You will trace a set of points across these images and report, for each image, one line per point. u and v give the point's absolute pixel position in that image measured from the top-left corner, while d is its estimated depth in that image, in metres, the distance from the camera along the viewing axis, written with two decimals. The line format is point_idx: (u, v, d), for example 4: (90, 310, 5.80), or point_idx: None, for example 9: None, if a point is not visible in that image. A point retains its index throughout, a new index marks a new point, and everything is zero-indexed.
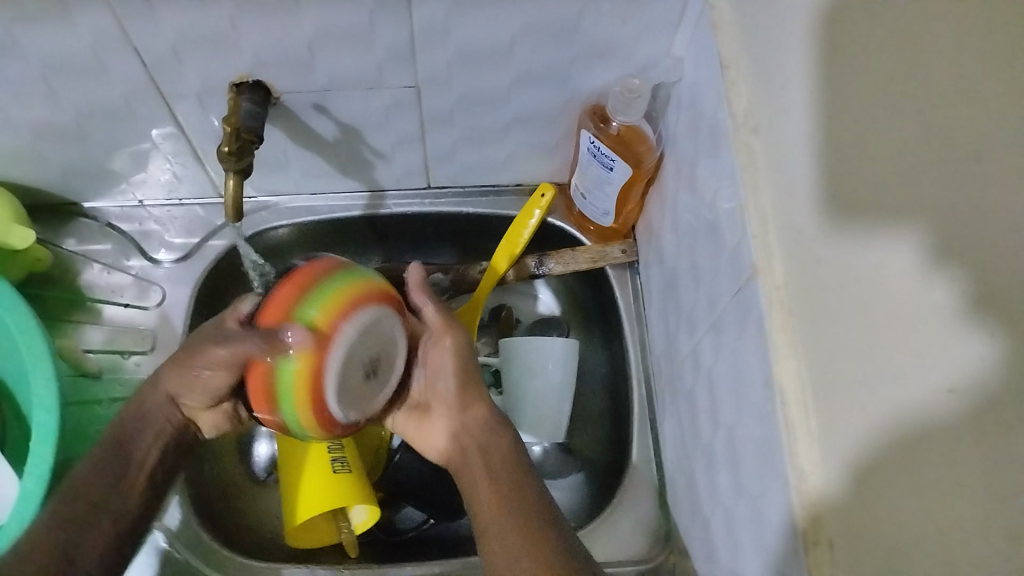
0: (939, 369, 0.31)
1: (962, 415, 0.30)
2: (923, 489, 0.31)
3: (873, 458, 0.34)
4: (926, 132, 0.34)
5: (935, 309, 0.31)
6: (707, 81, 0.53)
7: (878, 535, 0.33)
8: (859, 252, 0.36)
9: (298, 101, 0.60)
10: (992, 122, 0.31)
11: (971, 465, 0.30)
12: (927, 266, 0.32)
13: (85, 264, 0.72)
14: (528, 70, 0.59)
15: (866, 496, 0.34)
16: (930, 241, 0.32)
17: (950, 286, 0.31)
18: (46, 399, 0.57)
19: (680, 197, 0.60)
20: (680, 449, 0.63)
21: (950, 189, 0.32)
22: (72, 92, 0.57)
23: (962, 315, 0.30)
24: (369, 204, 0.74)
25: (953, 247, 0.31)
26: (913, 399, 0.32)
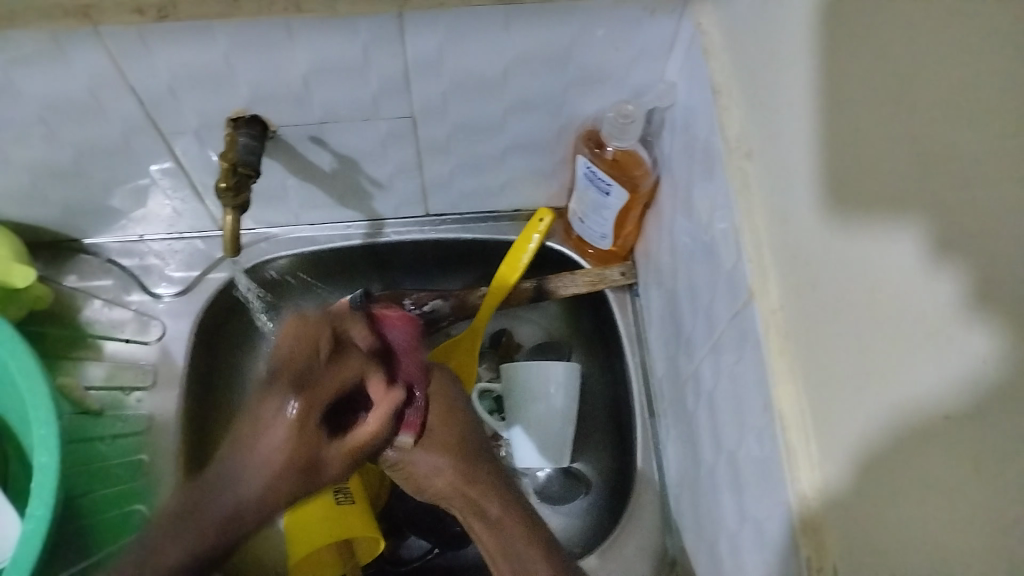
0: (942, 373, 0.30)
1: (968, 415, 0.29)
2: (926, 500, 0.31)
3: (885, 464, 0.33)
4: (907, 149, 0.33)
5: (938, 307, 0.31)
6: (700, 106, 0.53)
7: (887, 548, 0.33)
8: (863, 257, 0.36)
9: (295, 134, 0.60)
10: (964, 130, 0.31)
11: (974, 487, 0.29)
12: (931, 264, 0.31)
13: (86, 300, 0.73)
14: (522, 98, 0.59)
15: (875, 511, 0.34)
16: (929, 242, 0.32)
17: (953, 283, 0.30)
18: (47, 439, 0.57)
19: (676, 219, 0.60)
20: (684, 472, 0.63)
21: (945, 185, 0.31)
22: (71, 132, 0.57)
23: (965, 312, 0.30)
24: (369, 233, 0.74)
25: (951, 245, 0.31)
26: (918, 403, 0.32)
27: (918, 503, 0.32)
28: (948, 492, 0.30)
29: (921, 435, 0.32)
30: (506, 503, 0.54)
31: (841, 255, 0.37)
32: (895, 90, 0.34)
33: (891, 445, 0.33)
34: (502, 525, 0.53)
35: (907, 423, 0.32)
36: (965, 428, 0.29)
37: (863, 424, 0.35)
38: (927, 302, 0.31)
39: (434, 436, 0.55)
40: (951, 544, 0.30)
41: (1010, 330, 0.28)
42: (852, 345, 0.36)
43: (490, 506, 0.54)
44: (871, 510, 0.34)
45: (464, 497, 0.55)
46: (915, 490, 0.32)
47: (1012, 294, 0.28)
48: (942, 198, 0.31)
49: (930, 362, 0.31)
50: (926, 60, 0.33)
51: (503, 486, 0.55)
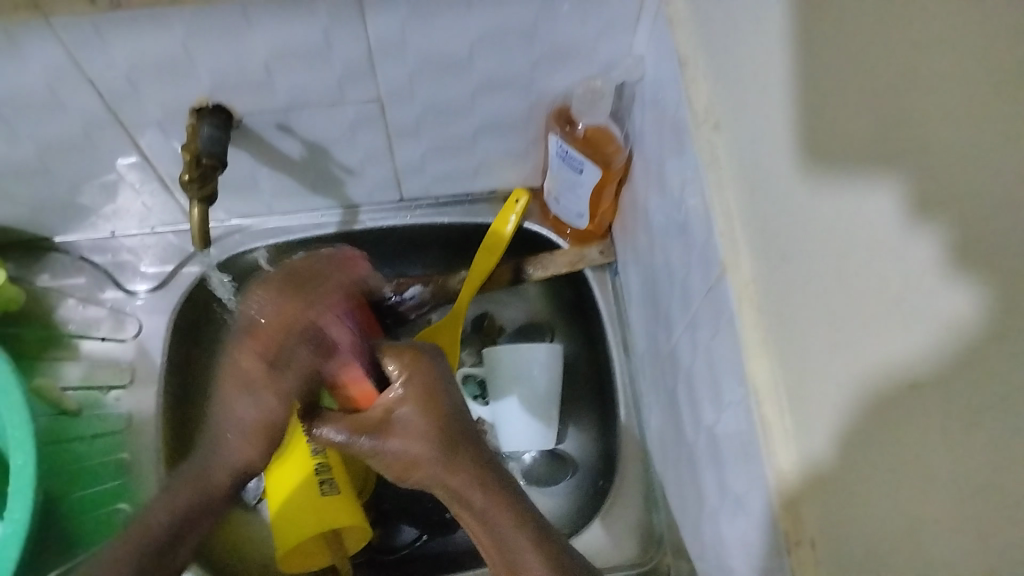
0: (921, 329, 0.31)
1: (946, 370, 0.30)
2: (898, 467, 0.32)
3: (854, 442, 0.33)
4: (880, 117, 0.33)
5: (917, 266, 0.31)
6: (667, 78, 0.52)
7: (862, 528, 0.33)
8: (823, 229, 0.36)
9: (261, 122, 0.59)
10: (948, 86, 0.31)
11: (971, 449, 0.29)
12: (904, 228, 0.32)
13: (61, 298, 0.72)
14: (489, 76, 0.58)
15: (846, 492, 0.34)
16: (901, 203, 0.32)
17: (931, 242, 0.30)
18: (23, 441, 0.57)
19: (649, 195, 0.59)
20: (667, 450, 0.63)
21: (923, 143, 0.31)
22: (32, 128, 0.56)
23: (943, 271, 0.30)
24: (344, 221, 0.73)
25: (929, 204, 0.31)
26: (887, 363, 0.32)
27: (895, 472, 0.32)
28: (926, 460, 0.31)
29: (895, 400, 0.32)
30: (493, 491, 0.49)
31: (809, 222, 0.37)
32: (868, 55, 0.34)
33: (863, 415, 0.33)
34: (493, 515, 0.48)
35: (879, 388, 0.32)
36: (949, 390, 0.30)
37: (833, 395, 0.34)
38: (912, 267, 0.31)
39: (420, 425, 0.50)
40: (928, 508, 0.30)
41: (989, 287, 0.28)
42: (823, 314, 0.35)
43: (474, 496, 0.49)
44: (844, 483, 0.34)
45: (448, 487, 0.49)
46: (891, 458, 0.32)
47: (992, 254, 0.28)
48: (919, 163, 0.31)
49: (901, 329, 0.32)
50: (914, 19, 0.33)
51: (489, 471, 0.50)
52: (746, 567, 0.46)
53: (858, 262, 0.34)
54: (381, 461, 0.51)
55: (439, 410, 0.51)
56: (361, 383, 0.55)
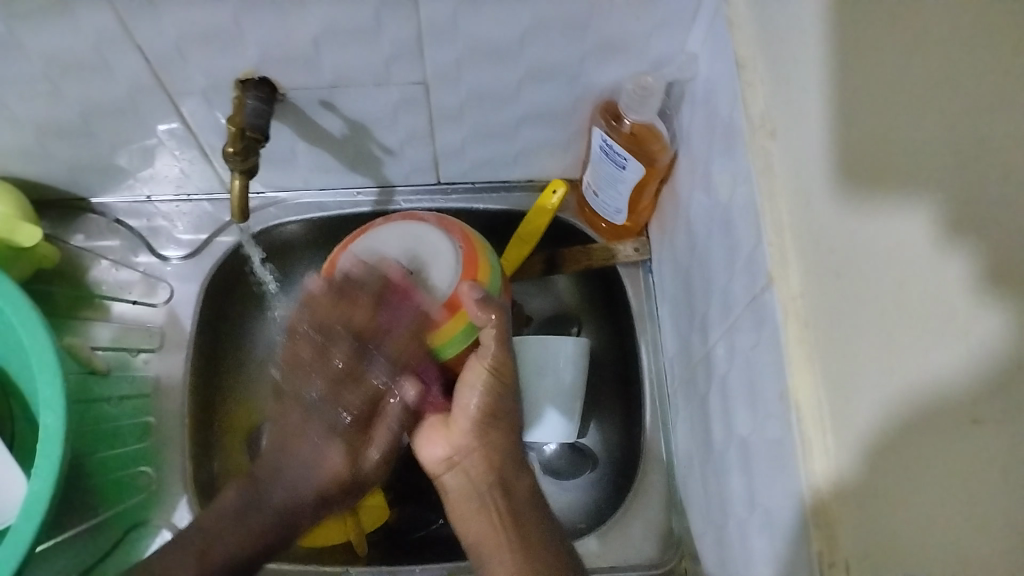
0: (956, 346, 0.31)
1: (975, 388, 0.31)
2: (932, 489, 0.32)
3: (888, 461, 0.34)
4: (951, 137, 0.33)
5: (953, 282, 0.32)
6: (723, 79, 0.51)
7: (891, 553, 0.33)
8: (867, 243, 0.36)
9: (305, 98, 0.59)
10: (993, 113, 0.32)
11: (984, 475, 0.30)
12: (942, 242, 0.32)
13: (93, 260, 0.72)
14: (538, 65, 0.57)
15: (879, 515, 0.34)
16: (944, 218, 0.32)
17: (966, 260, 0.31)
18: (51, 401, 0.57)
19: (693, 196, 0.58)
20: (693, 454, 0.62)
21: (961, 163, 0.33)
22: (77, 89, 0.56)
23: (977, 287, 0.31)
24: (380, 200, 0.73)
25: (968, 222, 0.32)
26: (922, 380, 0.32)
27: (934, 498, 0.32)
28: (961, 482, 0.31)
29: (938, 423, 0.32)
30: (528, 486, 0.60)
31: (864, 234, 0.36)
32: (948, 80, 0.34)
33: (906, 433, 0.33)
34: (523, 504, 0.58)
35: (925, 406, 0.32)
36: (986, 410, 0.30)
37: (877, 410, 0.34)
38: (955, 300, 0.32)
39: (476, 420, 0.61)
40: (962, 533, 0.31)
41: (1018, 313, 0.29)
42: (871, 327, 0.35)
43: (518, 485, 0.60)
44: (885, 501, 0.34)
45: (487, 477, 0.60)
46: (930, 482, 0.32)
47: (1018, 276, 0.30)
48: (957, 185, 0.32)
49: (939, 344, 0.32)
50: (970, 39, 0.34)
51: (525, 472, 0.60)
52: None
53: (916, 288, 0.33)
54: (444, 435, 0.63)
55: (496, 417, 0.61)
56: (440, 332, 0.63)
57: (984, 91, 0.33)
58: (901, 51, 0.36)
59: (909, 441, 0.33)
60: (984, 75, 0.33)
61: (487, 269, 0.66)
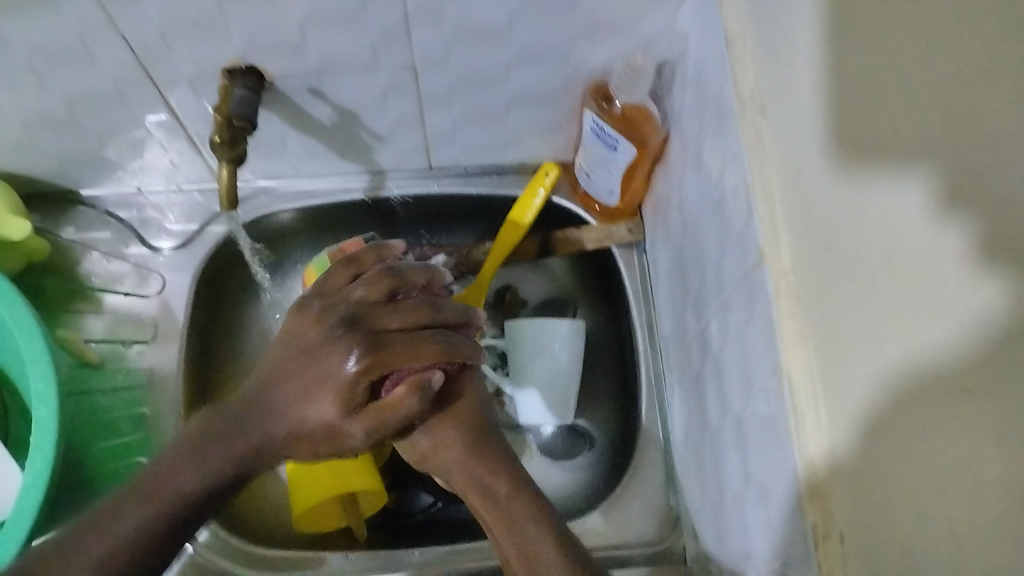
0: (949, 320, 0.31)
1: (971, 359, 0.31)
2: (925, 464, 0.32)
3: (880, 430, 0.34)
4: (939, 109, 0.33)
5: (943, 254, 0.32)
6: (713, 57, 0.51)
7: (884, 531, 0.33)
8: (860, 213, 0.36)
9: (293, 84, 0.58)
10: (981, 83, 0.32)
11: (978, 448, 0.30)
12: (936, 213, 0.32)
13: (85, 252, 0.72)
14: (527, 47, 0.57)
15: (869, 489, 0.34)
16: (938, 188, 0.32)
17: (960, 232, 0.31)
18: (45, 395, 0.57)
19: (686, 175, 0.58)
20: (689, 431, 0.62)
21: (953, 135, 0.32)
22: (62, 80, 0.56)
23: (972, 260, 0.31)
24: (371, 185, 0.73)
25: (959, 194, 0.32)
26: (915, 352, 0.32)
27: (927, 473, 0.32)
28: (955, 461, 0.31)
29: (929, 398, 0.32)
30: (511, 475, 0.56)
31: (854, 212, 0.36)
32: (932, 55, 0.34)
33: (901, 408, 0.33)
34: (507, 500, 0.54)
35: (917, 382, 0.32)
36: (983, 382, 0.30)
37: (872, 386, 0.34)
38: (949, 274, 0.32)
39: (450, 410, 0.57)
40: (951, 507, 0.31)
41: (1015, 285, 0.29)
42: (863, 305, 0.35)
43: (497, 485, 0.55)
44: (879, 475, 0.34)
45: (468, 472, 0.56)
46: (924, 455, 0.32)
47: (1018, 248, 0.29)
48: (946, 156, 0.32)
49: (933, 317, 0.32)
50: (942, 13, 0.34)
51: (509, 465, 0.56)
52: (770, 556, 0.45)
53: (910, 266, 0.33)
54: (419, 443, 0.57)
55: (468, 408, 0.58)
56: None
57: (972, 59, 0.32)
58: (891, 19, 0.36)
59: (900, 413, 0.33)
60: (971, 43, 0.32)
61: None
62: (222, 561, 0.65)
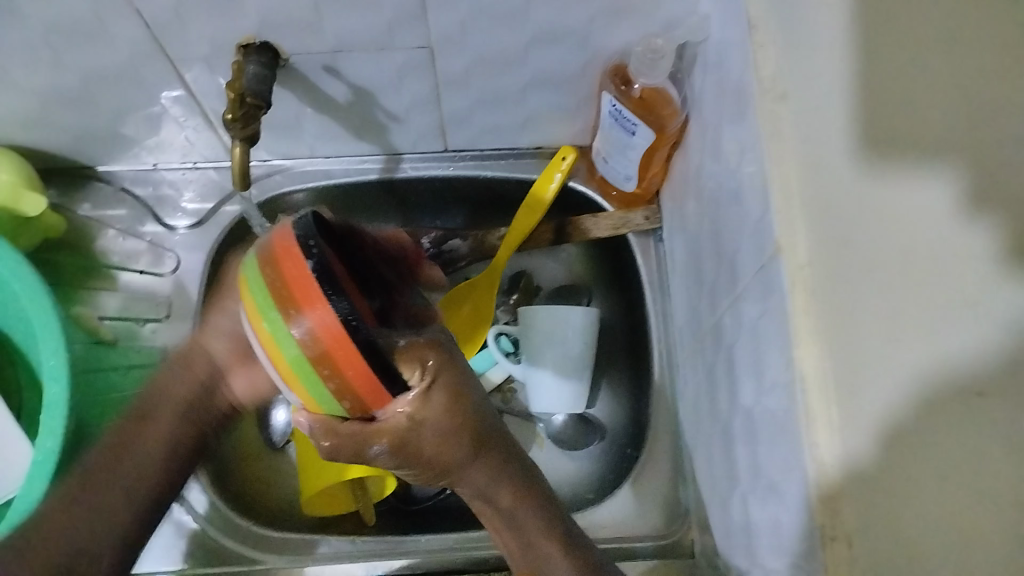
0: (986, 321, 0.32)
1: (1001, 358, 0.31)
2: (942, 467, 0.32)
3: (897, 430, 0.33)
4: (958, 114, 0.34)
5: (976, 253, 0.32)
6: (733, 42, 0.50)
7: (894, 537, 0.33)
8: (883, 193, 0.35)
9: (307, 63, 0.58)
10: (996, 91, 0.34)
11: (993, 449, 0.31)
12: (964, 213, 0.33)
13: (101, 230, 0.72)
14: (545, 29, 0.56)
15: (880, 495, 0.33)
16: (967, 183, 0.33)
17: (990, 235, 0.32)
18: (57, 371, 0.58)
19: (704, 164, 0.57)
20: (701, 420, 0.61)
21: (985, 134, 0.33)
22: (78, 56, 0.56)
23: (1004, 266, 0.32)
24: (386, 167, 0.72)
25: (988, 194, 0.32)
26: (939, 351, 0.32)
27: (946, 480, 0.32)
28: (972, 472, 0.31)
29: (947, 400, 0.32)
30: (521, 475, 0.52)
31: (873, 199, 0.35)
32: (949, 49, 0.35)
33: (922, 415, 0.32)
34: (511, 511, 0.51)
35: (939, 388, 0.32)
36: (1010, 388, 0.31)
37: (891, 391, 0.33)
38: (975, 276, 0.32)
39: (446, 435, 0.46)
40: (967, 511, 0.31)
41: None
42: (884, 305, 0.34)
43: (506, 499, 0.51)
44: (891, 482, 0.33)
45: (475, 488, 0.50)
46: (940, 460, 0.32)
47: None
48: (977, 153, 0.33)
49: (962, 317, 0.32)
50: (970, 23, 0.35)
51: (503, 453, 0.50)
52: (777, 551, 0.45)
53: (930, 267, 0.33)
54: (407, 467, 0.48)
55: (467, 415, 0.47)
56: (354, 364, 0.40)
57: (986, 82, 0.34)
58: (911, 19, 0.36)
59: (920, 413, 0.32)
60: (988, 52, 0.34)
61: (252, 304, 0.41)
62: (223, 540, 0.65)
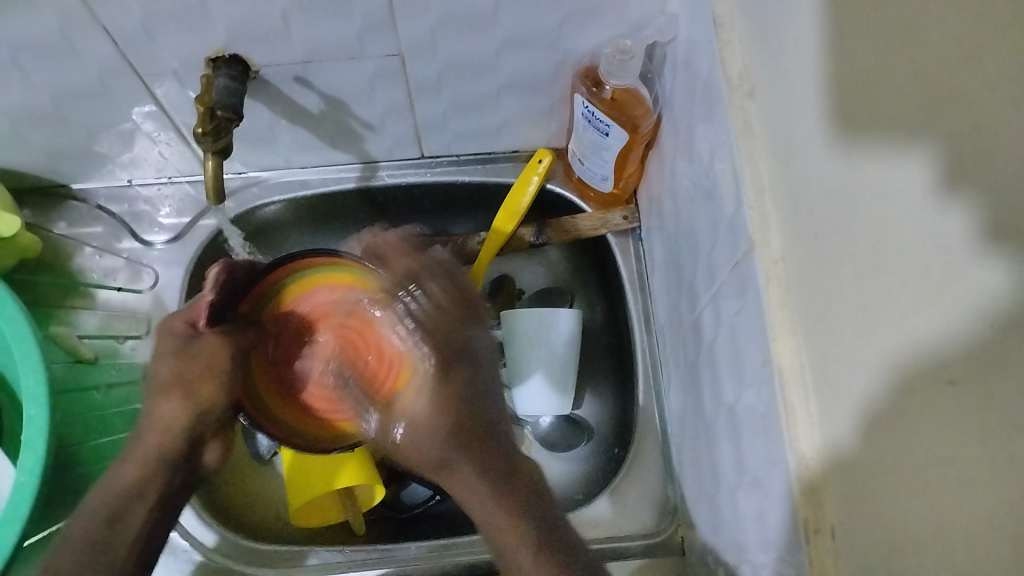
0: (953, 309, 0.30)
1: (973, 345, 0.29)
2: (920, 459, 0.31)
3: (875, 419, 0.33)
4: (927, 92, 0.32)
5: (947, 237, 0.30)
6: (701, 40, 0.50)
7: (875, 530, 0.33)
8: (857, 179, 0.35)
9: (278, 74, 0.57)
10: (955, 63, 0.31)
11: (966, 435, 0.30)
12: (938, 193, 0.31)
13: (77, 247, 0.72)
14: (514, 33, 0.56)
15: (859, 485, 0.34)
16: (939, 162, 0.31)
17: (965, 215, 0.30)
18: (36, 391, 0.57)
19: (678, 163, 0.57)
20: (685, 418, 0.62)
21: (951, 104, 0.31)
22: (47, 75, 0.55)
23: (977, 246, 0.29)
24: (363, 176, 0.72)
25: (961, 172, 0.30)
26: (915, 341, 0.31)
27: (924, 472, 0.31)
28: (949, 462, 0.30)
29: (919, 387, 0.31)
30: (529, 484, 0.52)
31: (849, 189, 0.35)
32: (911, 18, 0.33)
33: (896, 406, 0.32)
34: (512, 510, 0.50)
35: (910, 377, 0.31)
36: (975, 371, 0.29)
37: (863, 385, 0.33)
38: (954, 255, 0.30)
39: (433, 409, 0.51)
40: (951, 503, 0.30)
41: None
42: (851, 300, 0.35)
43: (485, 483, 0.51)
44: (871, 472, 0.33)
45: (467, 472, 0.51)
46: (915, 451, 0.32)
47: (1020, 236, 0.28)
48: (942, 133, 0.31)
49: (931, 305, 0.31)
50: None
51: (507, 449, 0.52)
52: (764, 546, 0.45)
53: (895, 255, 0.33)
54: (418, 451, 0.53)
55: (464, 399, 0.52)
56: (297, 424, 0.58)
57: (960, 72, 0.31)
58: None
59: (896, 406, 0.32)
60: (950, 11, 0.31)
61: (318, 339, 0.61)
62: (219, 559, 0.65)
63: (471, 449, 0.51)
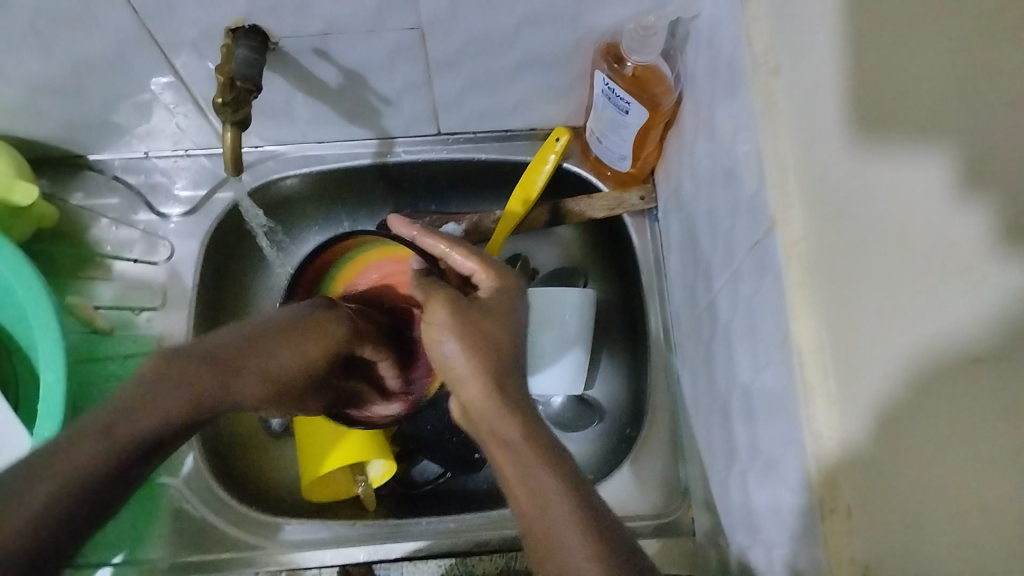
0: (966, 305, 0.31)
1: (983, 338, 0.30)
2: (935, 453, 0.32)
3: (895, 407, 0.32)
4: (961, 91, 0.32)
5: (966, 237, 0.31)
6: (725, 16, 0.49)
7: (891, 519, 0.32)
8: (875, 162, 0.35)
9: (298, 46, 0.57)
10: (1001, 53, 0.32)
11: (980, 426, 0.31)
12: (959, 189, 0.31)
13: (94, 218, 0.72)
14: (536, 8, 0.55)
15: (878, 468, 0.33)
16: (962, 158, 0.32)
17: (984, 213, 0.31)
18: (52, 360, 0.57)
19: (697, 141, 0.57)
20: (698, 399, 0.62)
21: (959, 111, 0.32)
22: (66, 43, 0.55)
23: (996, 243, 0.31)
24: (379, 152, 0.72)
25: (985, 171, 0.31)
26: (937, 332, 0.31)
27: (942, 466, 0.31)
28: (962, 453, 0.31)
29: (943, 373, 0.31)
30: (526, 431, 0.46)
31: (869, 172, 0.35)
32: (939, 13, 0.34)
33: (916, 396, 0.32)
34: (527, 465, 0.44)
35: (930, 371, 0.31)
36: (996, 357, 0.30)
37: (882, 372, 0.33)
38: (966, 248, 0.31)
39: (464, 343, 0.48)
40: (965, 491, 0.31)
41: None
42: (875, 280, 0.34)
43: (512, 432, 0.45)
44: (891, 459, 0.33)
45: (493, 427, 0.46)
46: (931, 442, 0.32)
47: None
48: (966, 133, 0.32)
49: (956, 297, 0.31)
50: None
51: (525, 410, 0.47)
52: (777, 527, 0.45)
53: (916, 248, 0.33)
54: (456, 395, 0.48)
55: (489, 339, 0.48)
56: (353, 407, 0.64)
57: (974, 89, 0.32)
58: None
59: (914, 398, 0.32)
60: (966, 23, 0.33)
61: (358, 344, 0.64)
62: (222, 525, 0.65)
63: (472, 382, 0.47)
